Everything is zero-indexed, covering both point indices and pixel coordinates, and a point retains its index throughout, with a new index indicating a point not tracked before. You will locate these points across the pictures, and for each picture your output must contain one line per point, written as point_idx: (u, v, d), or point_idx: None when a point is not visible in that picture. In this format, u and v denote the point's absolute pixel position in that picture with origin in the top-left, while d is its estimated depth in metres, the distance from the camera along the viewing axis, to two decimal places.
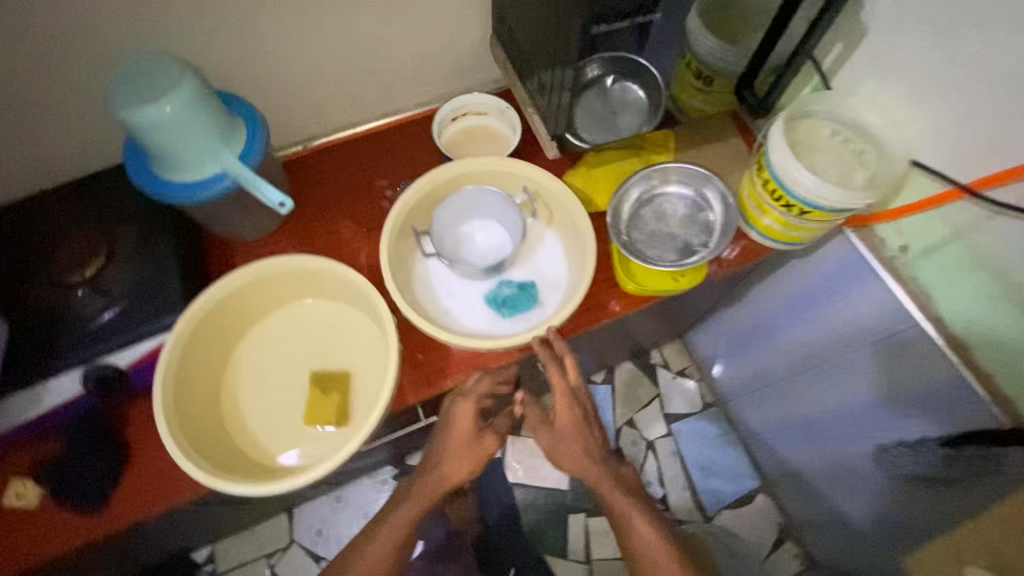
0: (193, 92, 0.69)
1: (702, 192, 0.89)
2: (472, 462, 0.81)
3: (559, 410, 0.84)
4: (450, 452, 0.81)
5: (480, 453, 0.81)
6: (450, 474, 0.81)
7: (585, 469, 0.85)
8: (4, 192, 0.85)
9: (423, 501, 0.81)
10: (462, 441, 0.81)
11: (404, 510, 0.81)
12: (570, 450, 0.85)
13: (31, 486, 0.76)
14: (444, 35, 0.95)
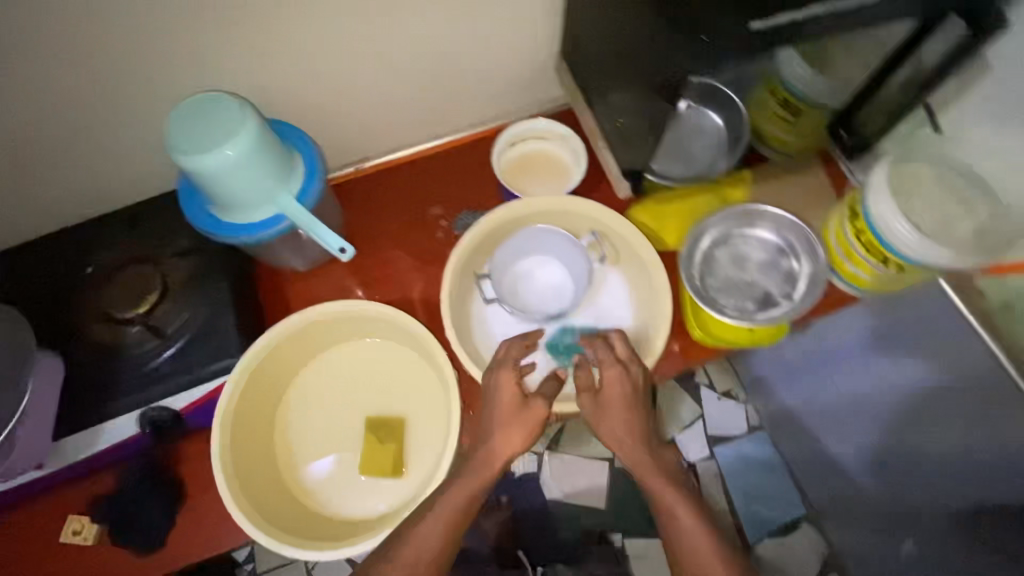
0: (255, 136, 0.66)
1: (790, 241, 0.82)
2: (525, 437, 0.70)
3: (609, 381, 0.72)
4: (497, 427, 0.71)
5: (528, 423, 0.71)
6: (498, 451, 0.70)
7: (638, 461, 0.71)
8: (57, 218, 0.83)
9: (474, 483, 0.68)
10: (508, 410, 0.71)
11: (455, 491, 0.68)
12: (617, 427, 0.71)
13: (88, 523, 0.75)
14: (507, 55, 0.89)
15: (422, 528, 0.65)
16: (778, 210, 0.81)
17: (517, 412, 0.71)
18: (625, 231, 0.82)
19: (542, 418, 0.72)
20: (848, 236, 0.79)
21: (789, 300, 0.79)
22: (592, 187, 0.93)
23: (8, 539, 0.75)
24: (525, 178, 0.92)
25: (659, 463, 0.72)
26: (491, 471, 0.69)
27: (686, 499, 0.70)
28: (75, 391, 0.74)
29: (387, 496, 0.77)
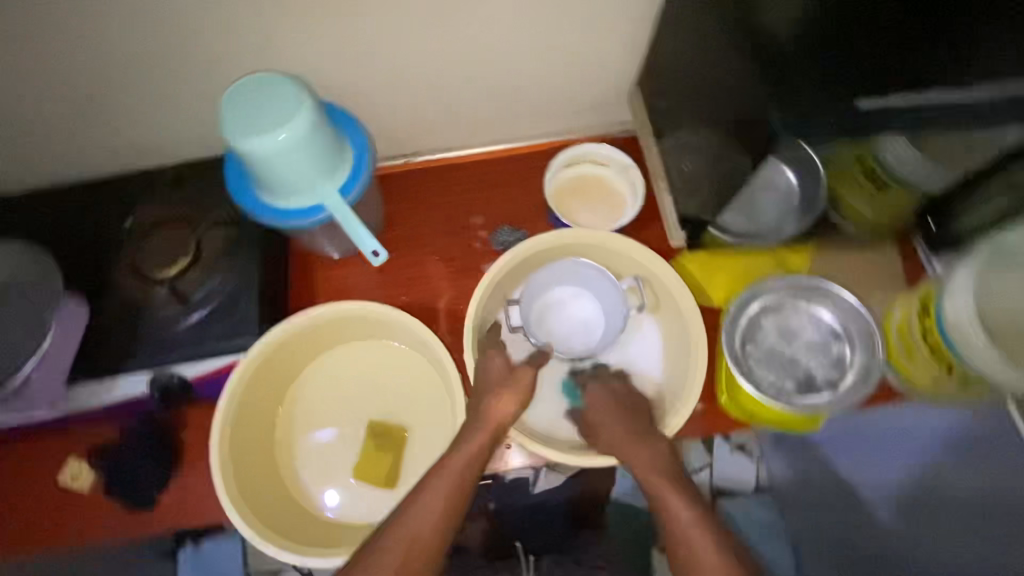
0: (310, 123, 0.64)
1: (847, 328, 0.76)
2: (517, 405, 0.66)
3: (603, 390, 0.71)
4: (488, 390, 0.67)
5: (517, 386, 0.67)
6: (493, 416, 0.64)
7: (642, 463, 0.64)
8: (105, 167, 0.83)
9: (476, 453, 0.61)
10: (497, 373, 0.69)
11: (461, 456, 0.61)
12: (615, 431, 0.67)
13: (87, 471, 0.76)
14: (581, 71, 0.84)
15: (427, 496, 0.57)
16: (843, 290, 0.75)
17: (507, 371, 0.68)
18: (673, 284, 0.77)
19: (533, 384, 0.68)
20: (914, 334, 0.73)
21: (832, 391, 0.73)
22: (644, 225, 0.88)
23: (12, 471, 0.77)
24: (576, 203, 0.88)
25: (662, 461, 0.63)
26: (491, 443, 0.63)
27: (689, 497, 0.59)
28: (94, 341, 0.74)
29: (378, 507, 0.76)
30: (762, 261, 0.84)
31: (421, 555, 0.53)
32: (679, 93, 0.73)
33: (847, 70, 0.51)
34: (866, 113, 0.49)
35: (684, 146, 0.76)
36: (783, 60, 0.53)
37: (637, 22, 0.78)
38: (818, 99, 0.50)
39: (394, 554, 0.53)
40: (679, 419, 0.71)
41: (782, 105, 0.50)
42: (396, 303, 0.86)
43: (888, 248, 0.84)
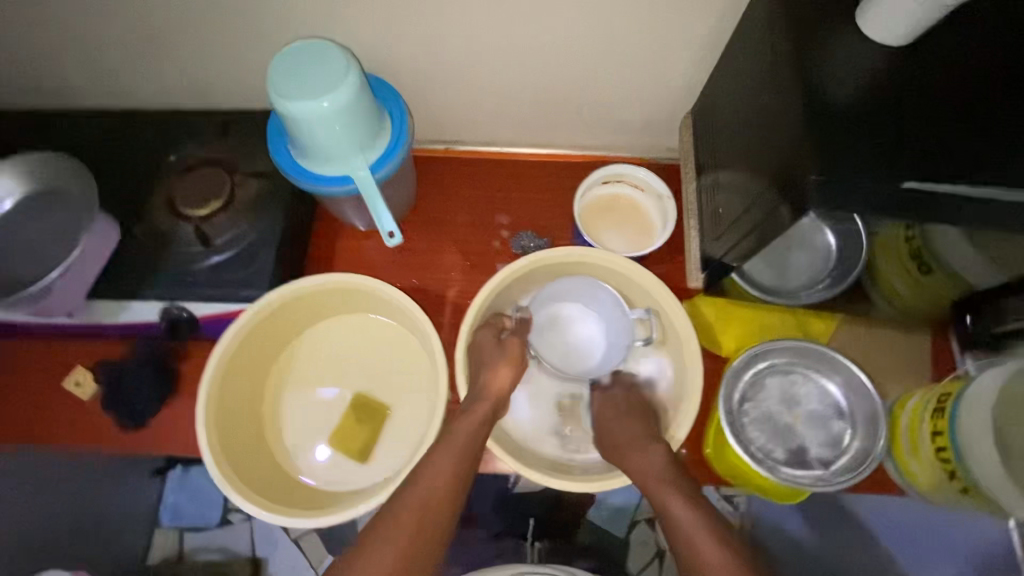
0: (352, 97, 0.64)
1: (854, 408, 0.73)
2: (511, 378, 0.72)
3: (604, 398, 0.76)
4: (485, 366, 0.71)
5: (506, 355, 0.72)
6: (493, 389, 0.70)
7: (638, 466, 0.68)
8: (163, 102, 0.87)
9: (478, 424, 0.67)
10: (488, 345, 0.72)
11: (464, 425, 0.67)
12: (617, 430, 0.72)
13: (90, 380, 0.80)
14: (635, 90, 0.83)
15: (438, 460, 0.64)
16: (854, 365, 0.71)
17: (495, 344, 0.73)
18: (681, 324, 0.75)
19: (521, 355, 0.74)
20: (922, 430, 0.69)
21: (823, 468, 0.70)
22: (666, 258, 0.86)
23: (24, 366, 0.81)
24: (604, 222, 0.86)
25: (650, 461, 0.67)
26: (493, 412, 0.69)
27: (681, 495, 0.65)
28: (120, 263, 0.78)
29: (347, 478, 0.78)
30: (781, 319, 0.80)
31: (435, 515, 0.61)
32: (726, 132, 0.70)
33: (902, 146, 0.48)
34: (908, 196, 0.46)
35: (721, 185, 0.73)
36: (835, 122, 0.50)
37: (701, 49, 0.75)
38: (863, 171, 0.47)
39: (408, 508, 0.60)
40: (679, 433, 0.72)
41: (824, 169, 0.48)
42: (408, 284, 0.87)
43: (919, 334, 0.79)
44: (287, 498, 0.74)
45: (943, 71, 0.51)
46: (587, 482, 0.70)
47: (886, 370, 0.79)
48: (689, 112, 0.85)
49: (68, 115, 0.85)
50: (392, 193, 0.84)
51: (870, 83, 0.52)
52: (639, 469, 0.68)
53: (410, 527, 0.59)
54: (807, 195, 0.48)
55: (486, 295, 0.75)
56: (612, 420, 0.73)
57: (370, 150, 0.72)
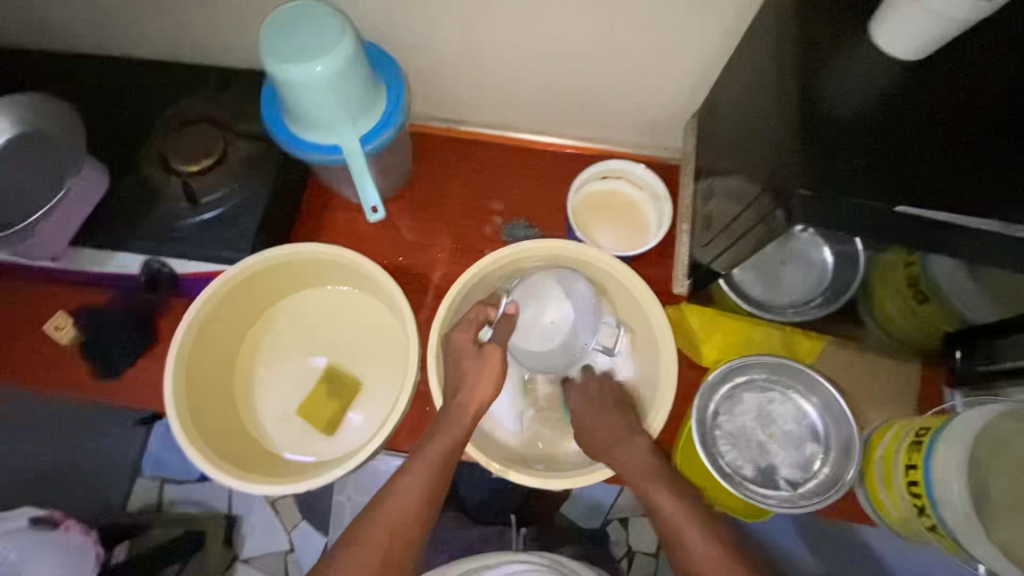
0: (344, 65, 0.63)
1: (828, 432, 0.71)
2: (486, 394, 0.68)
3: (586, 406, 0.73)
4: (462, 382, 0.68)
5: (486, 366, 0.68)
6: (467, 409, 0.67)
7: (624, 465, 0.67)
8: (165, 53, 0.85)
9: (450, 442, 0.65)
10: (466, 355, 0.69)
11: (434, 444, 0.65)
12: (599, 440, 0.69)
13: (69, 325, 0.80)
14: (643, 85, 0.80)
15: (410, 479, 0.63)
16: (834, 390, 0.69)
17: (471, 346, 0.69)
18: (658, 325, 0.73)
19: (500, 366, 0.69)
20: (898, 461, 0.67)
21: (790, 490, 0.69)
22: (657, 262, 0.84)
23: (7, 304, 0.82)
24: (598, 218, 0.84)
25: (634, 458, 0.67)
26: (466, 429, 0.67)
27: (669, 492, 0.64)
28: (107, 212, 0.78)
29: (312, 449, 0.78)
30: (767, 333, 0.78)
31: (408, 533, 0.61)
32: (727, 136, 0.67)
33: (899, 167, 0.46)
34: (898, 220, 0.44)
35: (717, 190, 0.71)
36: (832, 136, 0.48)
37: (714, 48, 0.72)
38: (854, 189, 0.45)
39: (380, 525, 0.61)
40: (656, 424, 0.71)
41: (813, 183, 0.45)
42: (393, 262, 0.86)
43: (907, 365, 0.77)
44: (251, 463, 0.74)
45: (955, 91, 0.49)
46: (545, 478, 0.69)
47: (868, 397, 0.77)
48: (697, 113, 0.82)
49: (69, 58, 0.85)
50: (385, 168, 0.83)
51: (875, 97, 0.49)
52: (623, 463, 0.67)
53: (382, 544, 0.60)
54: (792, 210, 0.45)
55: (469, 280, 0.74)
56: (591, 420, 0.71)
57: (362, 122, 0.70)
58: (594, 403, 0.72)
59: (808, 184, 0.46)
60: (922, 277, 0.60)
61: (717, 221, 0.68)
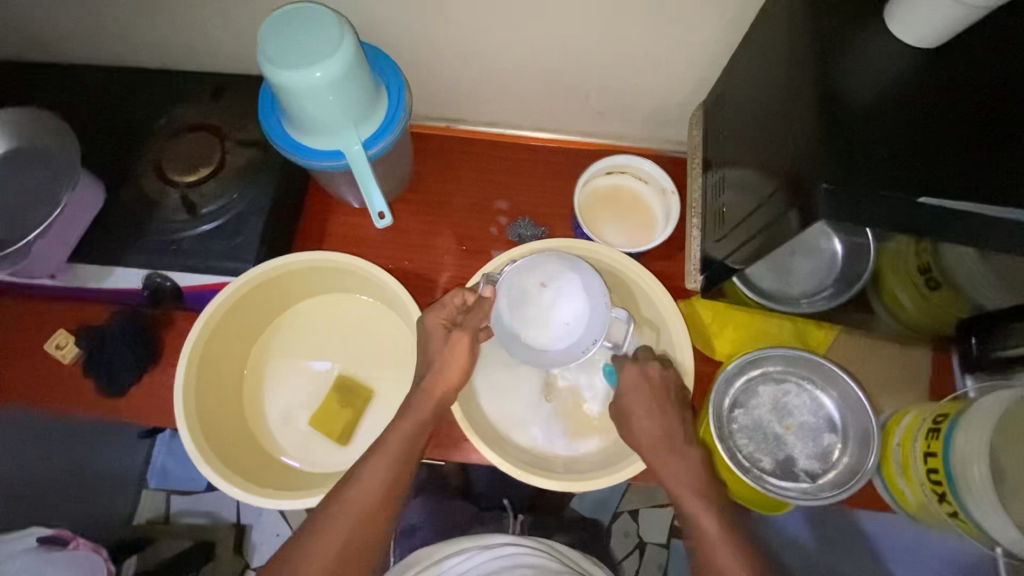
0: (345, 68, 0.61)
1: (847, 422, 0.71)
2: (450, 377, 0.68)
3: (630, 387, 0.68)
4: (428, 367, 0.68)
5: (453, 353, 0.68)
6: (432, 395, 0.67)
7: (670, 469, 0.65)
8: (156, 61, 0.83)
9: (416, 425, 0.65)
10: (434, 339, 0.69)
11: (398, 429, 0.64)
12: (645, 430, 0.66)
13: (71, 343, 0.78)
14: (645, 77, 0.79)
15: (373, 463, 0.61)
16: (851, 381, 0.69)
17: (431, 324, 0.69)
18: (671, 322, 0.73)
19: (467, 354, 0.69)
20: (914, 448, 0.68)
21: (810, 482, 0.69)
22: (666, 257, 0.84)
23: (4, 325, 0.80)
24: (605, 214, 0.83)
25: (684, 467, 0.65)
26: (431, 412, 0.66)
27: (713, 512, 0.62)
28: (104, 227, 0.76)
29: (326, 460, 0.77)
30: (780, 325, 0.78)
31: (376, 519, 0.59)
32: (736, 128, 0.67)
33: (921, 158, 0.45)
34: (921, 212, 0.43)
35: (727, 183, 0.70)
36: (854, 129, 0.47)
37: (719, 35, 0.71)
38: (878, 183, 0.44)
39: (342, 507, 0.58)
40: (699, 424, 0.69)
41: (835, 177, 0.44)
42: (399, 266, 0.85)
43: (920, 350, 0.77)
44: (264, 477, 0.72)
45: (977, 81, 0.48)
46: (565, 482, 0.68)
47: (881, 383, 0.78)
48: (701, 103, 0.81)
49: (57, 69, 0.83)
50: (387, 171, 0.82)
51: (897, 91, 0.49)
52: (670, 474, 0.65)
53: (349, 529, 0.57)
54: (817, 205, 0.44)
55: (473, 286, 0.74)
56: (641, 407, 0.67)
57: (363, 125, 0.69)
58: (645, 387, 0.68)
59: (831, 177, 0.45)
60: (937, 268, 0.59)
61: (729, 216, 0.68)
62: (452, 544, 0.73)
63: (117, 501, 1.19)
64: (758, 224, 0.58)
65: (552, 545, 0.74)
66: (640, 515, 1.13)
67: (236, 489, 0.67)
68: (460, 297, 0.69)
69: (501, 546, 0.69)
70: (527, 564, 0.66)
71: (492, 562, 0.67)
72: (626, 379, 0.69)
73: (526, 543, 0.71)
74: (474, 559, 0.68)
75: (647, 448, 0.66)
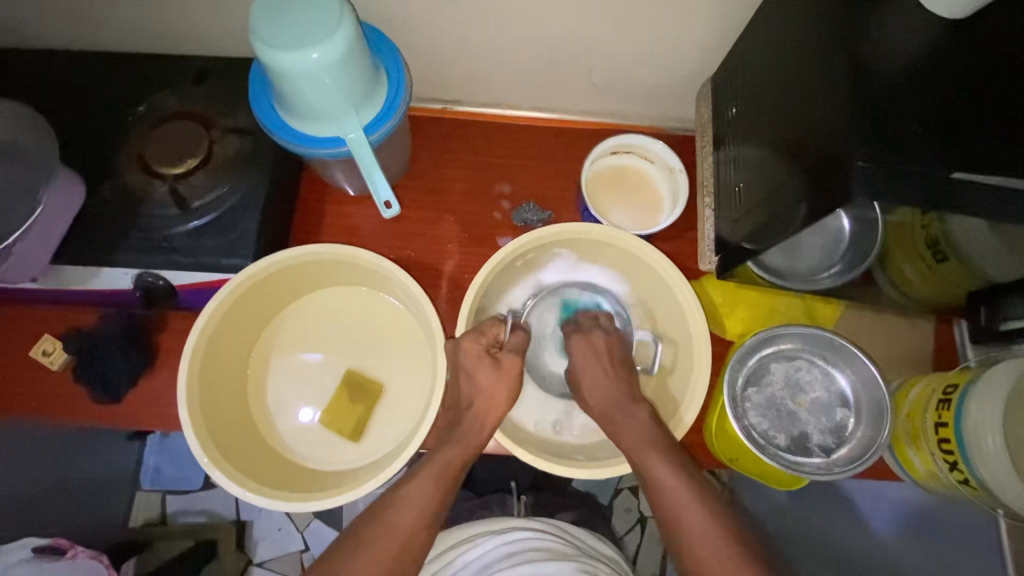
0: (347, 49, 0.58)
1: (859, 396, 0.72)
2: (494, 405, 0.67)
3: (579, 350, 0.73)
4: (477, 392, 0.67)
5: (505, 372, 0.68)
6: (482, 415, 0.66)
7: (608, 408, 0.68)
8: (132, 44, 0.78)
9: (461, 449, 0.64)
10: (478, 367, 0.67)
11: (451, 451, 0.64)
12: (591, 380, 0.70)
13: (59, 348, 0.74)
14: (651, 53, 0.76)
15: (415, 484, 0.61)
16: (863, 357, 0.69)
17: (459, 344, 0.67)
18: (689, 307, 0.72)
19: (517, 370, 0.69)
20: (925, 419, 0.70)
21: (824, 456, 0.70)
22: (674, 237, 0.83)
23: None
24: (612, 195, 0.82)
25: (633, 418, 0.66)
26: (483, 439, 0.65)
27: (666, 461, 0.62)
28: (89, 224, 0.71)
29: (339, 457, 0.75)
30: (788, 303, 0.79)
31: (416, 542, 0.58)
32: (751, 104, 0.66)
33: (952, 133, 0.45)
34: (955, 186, 0.43)
35: (741, 161, 0.69)
36: (883, 103, 0.47)
37: (727, 8, 0.69)
38: (912, 157, 0.44)
39: (385, 529, 0.58)
40: (684, 422, 0.69)
41: (870, 153, 0.44)
42: (401, 256, 0.82)
43: (922, 321, 0.79)
44: (275, 478, 0.70)
45: (1000, 49, 0.48)
46: (590, 470, 0.66)
47: (888, 355, 0.79)
48: (708, 79, 0.80)
49: (22, 56, 0.77)
50: (387, 157, 0.78)
51: (922, 65, 0.49)
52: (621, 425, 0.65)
53: (392, 547, 0.57)
54: (853, 183, 0.44)
55: (497, 262, 0.71)
56: (591, 376, 0.70)
57: (365, 110, 0.65)
58: (597, 356, 0.71)
59: (864, 153, 0.45)
60: (953, 251, 0.59)
61: (745, 196, 0.67)
62: (463, 530, 0.72)
63: (111, 505, 1.15)
64: (778, 203, 0.57)
65: (559, 523, 0.73)
66: (641, 491, 1.14)
67: (245, 491, 0.65)
68: (494, 329, 0.70)
69: (510, 530, 0.68)
70: (536, 547, 0.65)
71: (502, 548, 0.66)
72: (577, 348, 0.73)
73: (534, 524, 0.70)
74: (484, 543, 0.67)
75: (603, 413, 0.68)
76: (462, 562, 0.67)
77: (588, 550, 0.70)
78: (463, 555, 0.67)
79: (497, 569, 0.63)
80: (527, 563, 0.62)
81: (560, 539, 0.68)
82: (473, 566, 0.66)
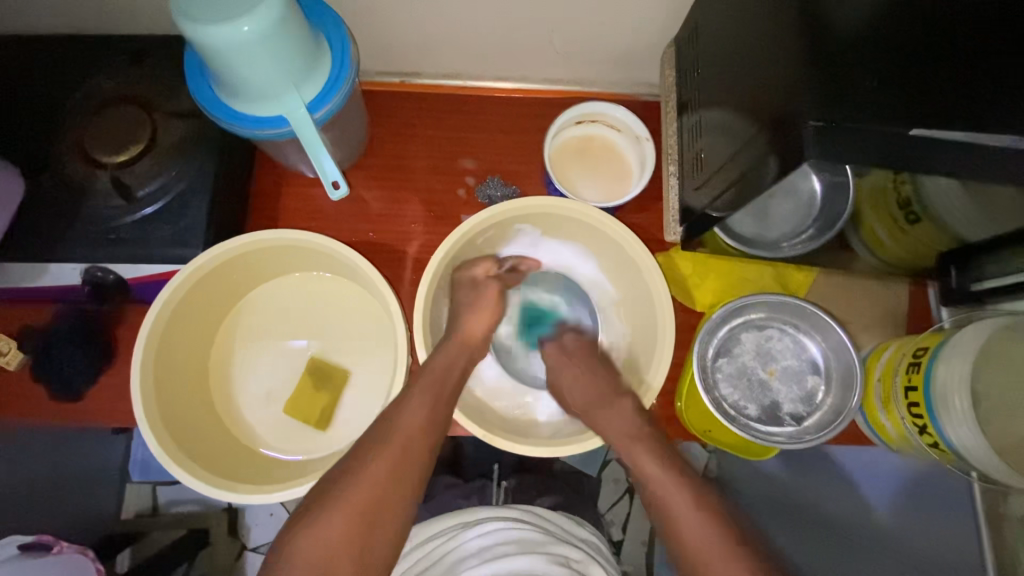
0: (281, 20, 0.54)
1: (832, 366, 0.71)
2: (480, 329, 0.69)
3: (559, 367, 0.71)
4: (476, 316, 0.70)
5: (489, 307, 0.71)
6: (472, 333, 0.69)
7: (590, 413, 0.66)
8: (67, 27, 0.74)
9: (430, 401, 0.60)
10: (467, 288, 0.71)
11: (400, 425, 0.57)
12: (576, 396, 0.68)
13: (15, 349, 0.71)
14: (610, 16, 0.73)
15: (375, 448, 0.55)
16: (834, 324, 0.68)
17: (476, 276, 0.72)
18: (651, 275, 0.70)
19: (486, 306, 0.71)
20: (897, 383, 0.68)
21: (795, 425, 0.69)
22: (642, 207, 0.81)
23: None
24: (578, 167, 0.79)
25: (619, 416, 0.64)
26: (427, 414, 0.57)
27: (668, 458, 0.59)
28: (32, 217, 0.69)
29: (308, 445, 0.74)
30: (759, 271, 0.77)
31: None
32: (713, 63, 0.63)
33: (910, 90, 0.43)
34: (914, 145, 0.41)
35: (705, 128, 0.66)
36: (838, 61, 0.46)
37: None
38: (869, 115, 0.42)
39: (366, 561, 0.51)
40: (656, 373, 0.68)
41: (825, 112, 0.42)
42: (363, 239, 0.80)
43: (896, 283, 0.77)
44: (243, 471, 0.69)
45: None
46: (551, 446, 0.66)
47: (862, 319, 0.78)
48: (674, 40, 0.76)
49: None
50: (340, 136, 0.75)
51: (882, 19, 0.47)
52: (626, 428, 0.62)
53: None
54: (806, 144, 0.42)
55: (478, 223, 0.70)
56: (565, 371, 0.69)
57: (306, 85, 0.62)
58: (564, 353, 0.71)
59: (818, 114, 0.43)
60: (929, 213, 0.57)
61: (710, 162, 0.64)
62: (436, 525, 0.72)
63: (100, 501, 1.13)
64: (740, 169, 0.55)
65: (537, 511, 0.73)
66: None
67: (205, 485, 0.64)
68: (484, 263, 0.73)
69: (481, 523, 0.67)
70: (508, 540, 0.64)
71: (474, 542, 0.65)
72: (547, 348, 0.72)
73: (508, 514, 0.70)
74: (456, 538, 0.67)
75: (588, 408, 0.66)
76: (435, 557, 0.66)
77: (565, 537, 0.69)
78: (438, 551, 0.68)
79: (469, 565, 0.62)
80: (496, 556, 0.61)
81: (534, 527, 0.67)
82: (445, 561, 0.65)
